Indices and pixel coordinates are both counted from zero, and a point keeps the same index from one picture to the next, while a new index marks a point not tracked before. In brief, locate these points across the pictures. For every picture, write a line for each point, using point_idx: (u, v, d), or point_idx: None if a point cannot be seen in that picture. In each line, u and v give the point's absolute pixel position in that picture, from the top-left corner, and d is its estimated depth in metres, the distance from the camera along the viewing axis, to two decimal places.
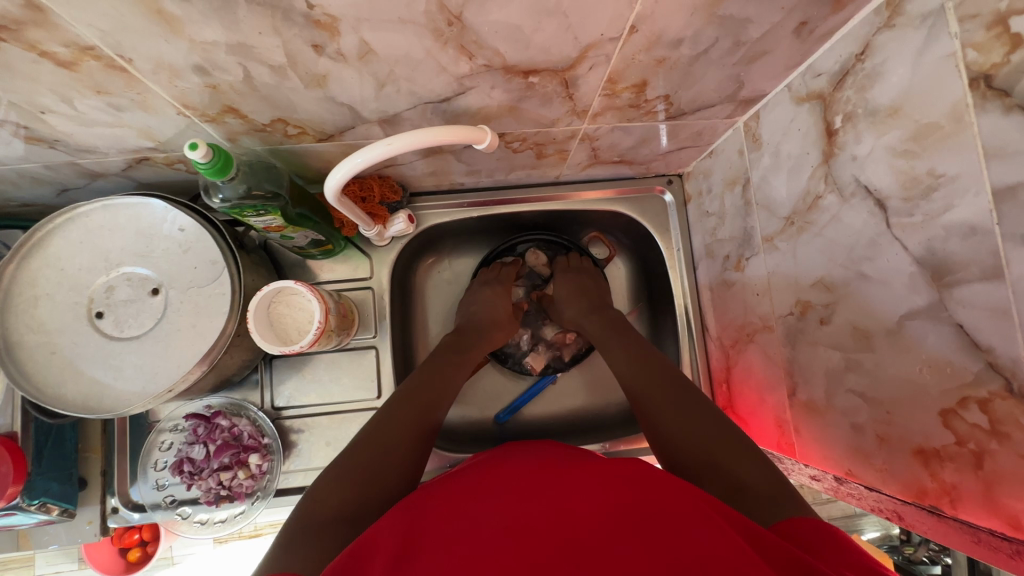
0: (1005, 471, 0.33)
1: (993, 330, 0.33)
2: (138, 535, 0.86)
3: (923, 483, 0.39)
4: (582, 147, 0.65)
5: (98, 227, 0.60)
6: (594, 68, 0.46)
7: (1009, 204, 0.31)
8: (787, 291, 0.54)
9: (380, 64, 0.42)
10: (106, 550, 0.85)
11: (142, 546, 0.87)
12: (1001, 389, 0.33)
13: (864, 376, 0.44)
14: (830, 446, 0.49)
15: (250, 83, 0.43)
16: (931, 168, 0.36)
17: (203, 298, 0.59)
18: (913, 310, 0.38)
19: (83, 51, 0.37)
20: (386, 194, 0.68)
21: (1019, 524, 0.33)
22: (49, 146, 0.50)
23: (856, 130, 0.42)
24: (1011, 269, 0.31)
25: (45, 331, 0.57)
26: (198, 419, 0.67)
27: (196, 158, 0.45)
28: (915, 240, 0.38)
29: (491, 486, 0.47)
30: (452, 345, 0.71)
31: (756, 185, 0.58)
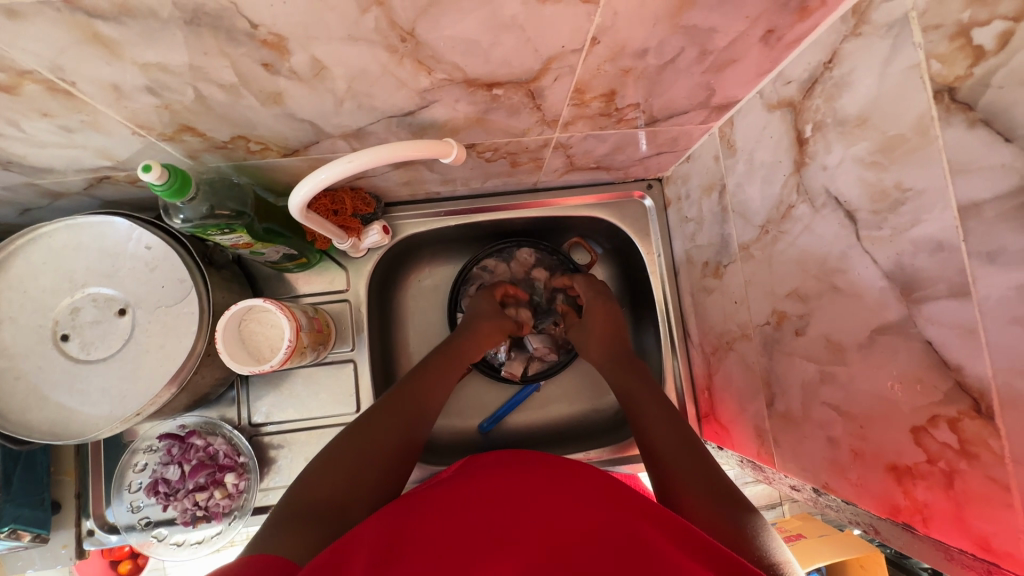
0: (975, 492, 0.32)
1: (961, 348, 0.32)
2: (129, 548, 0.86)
3: (896, 500, 0.39)
4: (557, 155, 0.64)
5: (62, 247, 0.58)
6: (558, 79, 0.45)
7: (974, 221, 0.30)
8: (764, 300, 0.53)
9: (336, 80, 0.41)
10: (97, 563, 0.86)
11: (132, 559, 0.87)
12: (969, 408, 0.32)
13: (838, 389, 0.43)
14: (807, 458, 0.49)
15: (203, 102, 0.42)
16: (899, 181, 0.35)
17: (173, 319, 0.58)
18: (884, 325, 0.38)
19: (22, 75, 0.36)
20: (359, 206, 0.66)
21: (990, 546, 0.32)
22: (4, 168, 0.49)
23: (825, 141, 0.41)
24: (977, 288, 0.30)
25: (10, 356, 0.56)
26: (172, 439, 0.66)
27: (151, 180, 0.44)
28: (885, 254, 0.37)
29: (478, 498, 0.46)
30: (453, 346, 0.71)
31: (732, 192, 0.57)
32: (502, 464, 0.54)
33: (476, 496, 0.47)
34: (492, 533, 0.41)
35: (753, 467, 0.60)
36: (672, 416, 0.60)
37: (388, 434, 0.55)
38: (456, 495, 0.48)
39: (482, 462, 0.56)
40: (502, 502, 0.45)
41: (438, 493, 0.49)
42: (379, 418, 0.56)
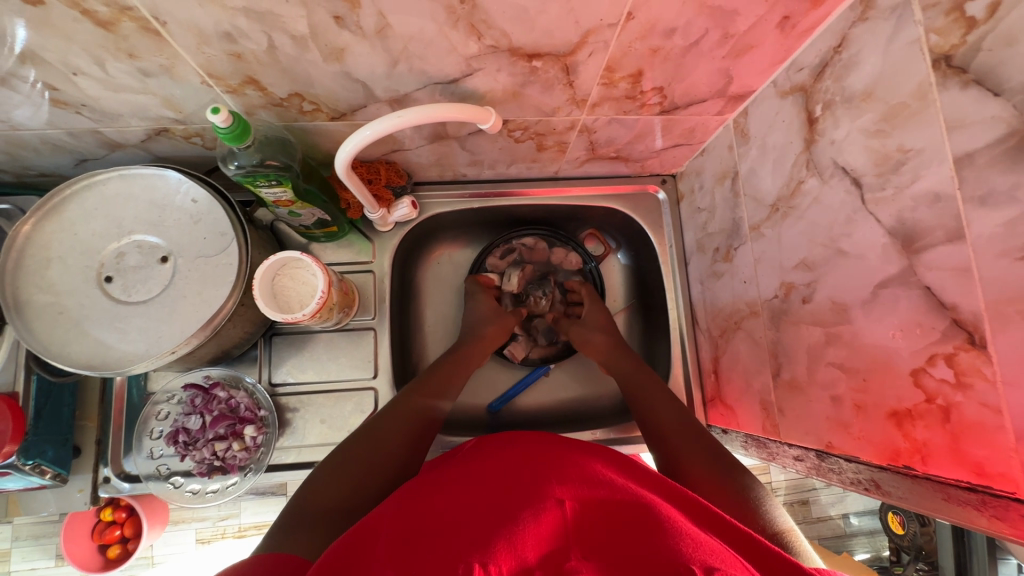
0: (971, 421, 0.35)
1: (956, 288, 0.35)
2: (119, 532, 0.95)
3: (897, 444, 0.41)
4: (581, 139, 0.68)
5: (113, 196, 0.62)
6: (593, 54, 0.49)
7: (968, 170, 0.34)
8: (772, 275, 0.57)
9: (394, 40, 0.45)
10: (86, 546, 0.93)
11: (121, 544, 0.95)
12: (964, 342, 0.35)
13: (842, 348, 0.46)
14: (811, 422, 0.51)
15: (273, 54, 0.46)
16: (901, 144, 0.39)
17: (211, 267, 0.61)
18: (886, 278, 0.41)
19: (122, 10, 0.40)
20: (393, 179, 0.70)
21: (983, 472, 0.34)
22: (75, 110, 0.53)
23: (834, 117, 0.46)
24: (971, 229, 0.34)
25: (55, 292, 0.59)
26: (196, 389, 0.68)
27: (217, 123, 0.48)
28: (887, 213, 0.41)
29: (484, 477, 0.49)
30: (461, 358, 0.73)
31: (744, 177, 0.61)
32: (498, 448, 0.56)
33: (480, 480, 0.48)
34: (497, 505, 0.43)
35: (758, 445, 0.63)
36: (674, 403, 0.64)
37: (387, 445, 0.56)
38: (460, 477, 0.49)
39: (485, 444, 0.58)
40: (512, 482, 0.46)
41: (444, 477, 0.50)
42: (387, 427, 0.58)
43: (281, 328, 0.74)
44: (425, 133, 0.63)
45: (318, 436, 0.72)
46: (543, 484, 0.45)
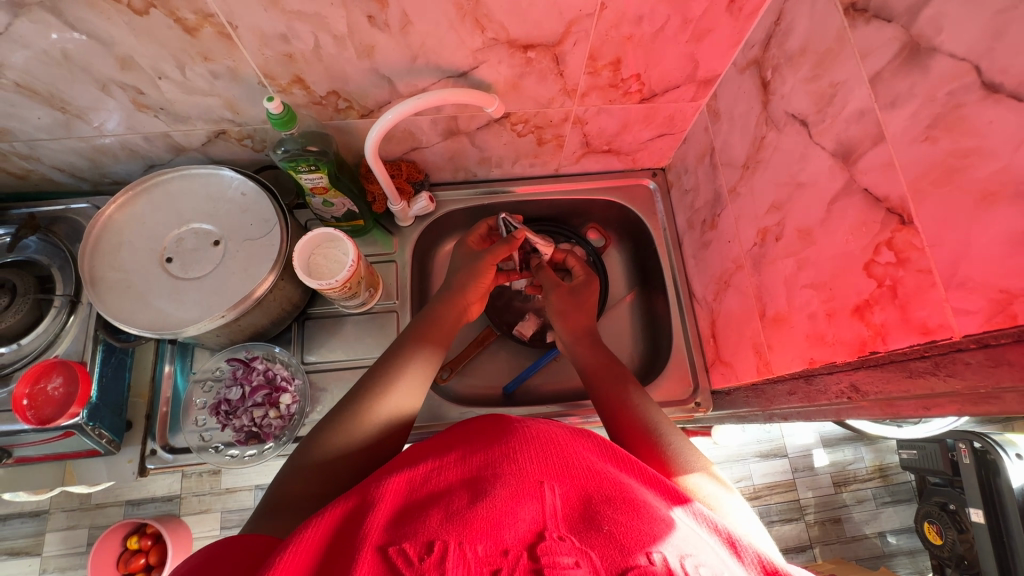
0: (913, 288, 0.40)
1: (885, 181, 0.42)
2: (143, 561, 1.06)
3: (862, 336, 0.46)
4: (575, 132, 0.78)
5: (176, 192, 0.73)
6: (577, 44, 0.60)
7: (879, 84, 0.42)
8: (750, 226, 0.64)
9: (415, 36, 0.56)
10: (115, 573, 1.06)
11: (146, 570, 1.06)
12: (897, 223, 0.41)
13: (811, 267, 0.52)
14: (795, 347, 0.56)
15: (317, 53, 0.57)
16: (831, 81, 0.47)
17: (255, 248, 0.70)
18: (835, 194, 0.48)
19: (205, 17, 0.51)
20: (413, 175, 0.81)
21: (929, 330, 0.39)
22: (153, 114, 0.65)
23: (781, 76, 0.54)
24: (888, 130, 0.41)
25: (124, 270, 0.68)
26: (238, 363, 0.75)
27: (270, 110, 0.58)
28: (829, 139, 0.48)
29: (464, 459, 0.52)
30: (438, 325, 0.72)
31: (720, 150, 0.70)
32: (473, 430, 0.58)
33: (459, 464, 0.51)
34: (473, 485, 0.46)
35: (757, 393, 0.67)
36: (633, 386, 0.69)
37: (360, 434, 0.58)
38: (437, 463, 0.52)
39: (469, 424, 0.62)
40: (486, 465, 0.49)
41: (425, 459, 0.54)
42: (362, 398, 0.61)
43: (313, 313, 0.81)
44: (439, 128, 0.73)
45: None
46: (518, 463, 0.48)
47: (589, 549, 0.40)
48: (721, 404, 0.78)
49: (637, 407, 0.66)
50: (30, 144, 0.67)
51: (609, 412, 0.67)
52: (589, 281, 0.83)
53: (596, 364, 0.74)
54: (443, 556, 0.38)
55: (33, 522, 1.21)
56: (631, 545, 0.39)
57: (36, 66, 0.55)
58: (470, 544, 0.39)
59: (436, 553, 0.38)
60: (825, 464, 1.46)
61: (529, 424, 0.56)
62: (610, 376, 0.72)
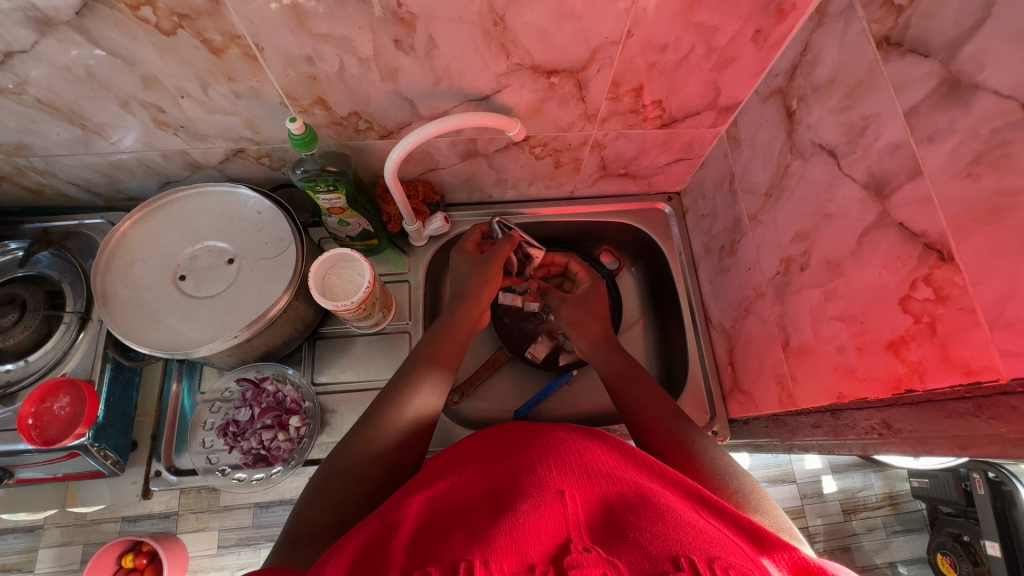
0: (954, 327, 0.39)
1: (923, 216, 0.41)
2: None
3: (897, 372, 0.45)
4: (593, 156, 0.78)
5: (191, 209, 0.72)
6: (601, 70, 0.60)
7: (916, 119, 0.41)
8: (773, 254, 0.63)
9: (440, 59, 0.56)
10: None
11: None
12: (936, 260, 0.40)
13: (840, 299, 0.51)
14: (822, 380, 0.55)
15: (341, 75, 0.57)
16: (862, 113, 0.47)
17: (269, 267, 0.69)
18: (867, 226, 0.47)
19: (232, 39, 0.51)
20: (429, 195, 0.80)
21: (972, 370, 0.38)
22: (173, 131, 0.64)
23: (808, 106, 0.54)
24: (926, 165, 0.40)
25: (137, 287, 0.67)
26: (248, 383, 0.74)
27: (292, 130, 0.58)
28: (860, 171, 0.48)
29: (482, 481, 0.50)
30: (449, 334, 0.71)
31: (740, 176, 0.69)
32: (491, 449, 0.58)
33: (480, 484, 0.50)
34: (493, 506, 0.44)
35: (779, 425, 0.66)
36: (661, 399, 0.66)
37: (371, 451, 0.56)
38: (456, 488, 0.51)
39: (484, 443, 0.61)
40: (506, 483, 0.48)
41: (442, 482, 0.52)
42: (376, 415, 0.60)
43: (324, 332, 0.80)
44: (458, 150, 0.73)
45: None
46: (537, 478, 0.47)
47: (616, 558, 0.37)
48: (739, 433, 0.77)
49: (665, 420, 0.64)
50: (47, 159, 0.66)
51: (633, 426, 0.65)
52: (595, 286, 0.84)
53: (613, 374, 0.72)
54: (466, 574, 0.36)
55: (26, 538, 1.18)
56: (659, 550, 0.37)
57: (60, 83, 0.55)
58: (494, 561, 0.37)
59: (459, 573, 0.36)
60: (834, 491, 1.42)
61: (546, 436, 0.56)
62: (630, 386, 0.69)
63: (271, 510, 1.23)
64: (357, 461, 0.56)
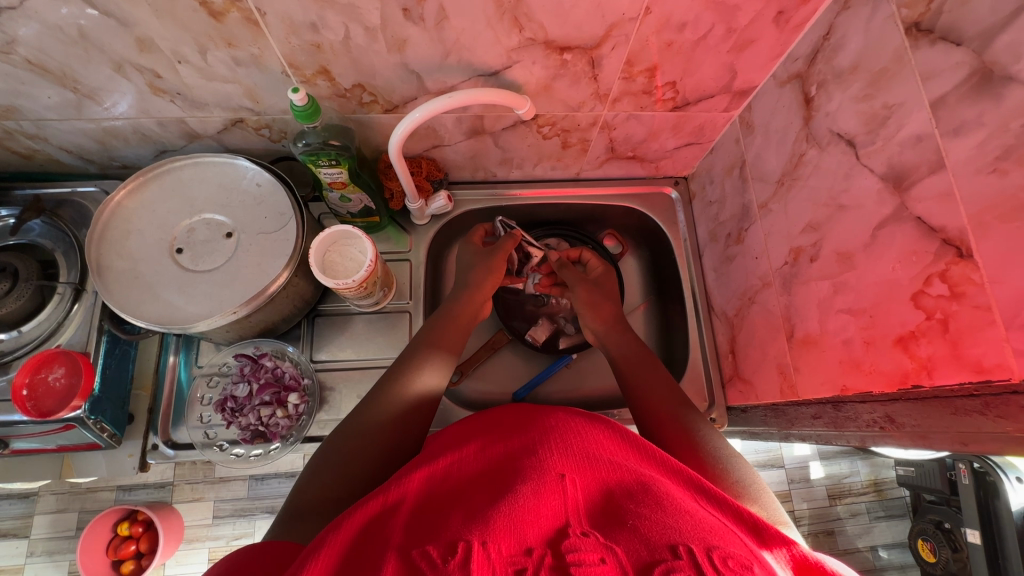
0: (966, 324, 0.39)
1: (942, 211, 0.40)
2: (134, 548, 1.04)
3: (904, 368, 0.45)
4: (601, 137, 0.76)
5: (188, 181, 0.70)
6: (615, 48, 0.58)
7: (942, 110, 0.40)
8: (781, 244, 0.62)
9: (449, 31, 0.54)
10: (101, 560, 1.03)
11: (135, 559, 1.04)
12: (954, 256, 0.40)
13: (849, 292, 0.51)
14: (826, 372, 0.55)
15: (346, 44, 0.55)
16: (885, 102, 0.45)
17: (269, 242, 0.68)
18: (882, 219, 0.46)
19: (233, 2, 0.49)
20: (433, 173, 0.78)
21: (982, 369, 0.38)
22: (170, 99, 0.62)
23: (828, 92, 0.53)
24: (949, 158, 0.39)
25: (132, 259, 0.66)
26: (246, 359, 0.73)
27: (294, 101, 0.56)
28: (879, 163, 0.46)
29: (483, 462, 0.50)
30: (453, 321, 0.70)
31: (752, 163, 0.68)
32: (491, 430, 0.58)
33: (479, 464, 0.50)
34: (494, 486, 0.45)
35: (778, 414, 0.66)
36: (666, 381, 0.67)
37: (375, 428, 0.56)
38: (457, 466, 0.51)
39: (483, 423, 0.61)
40: (507, 464, 0.48)
41: (442, 460, 0.52)
42: (380, 395, 0.60)
43: (323, 309, 0.79)
44: (464, 126, 0.71)
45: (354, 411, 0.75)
46: (538, 459, 0.47)
47: (615, 545, 0.38)
48: (736, 421, 0.77)
49: (669, 407, 0.64)
50: (38, 124, 0.64)
51: (638, 410, 0.65)
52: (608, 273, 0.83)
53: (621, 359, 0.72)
54: (468, 557, 0.36)
55: (21, 504, 1.18)
56: (657, 538, 0.38)
57: (50, 44, 0.52)
58: (495, 544, 0.37)
59: (460, 554, 0.36)
60: (821, 476, 1.45)
61: (547, 419, 0.56)
62: (639, 369, 0.69)
63: (266, 482, 1.23)
64: (360, 436, 0.56)
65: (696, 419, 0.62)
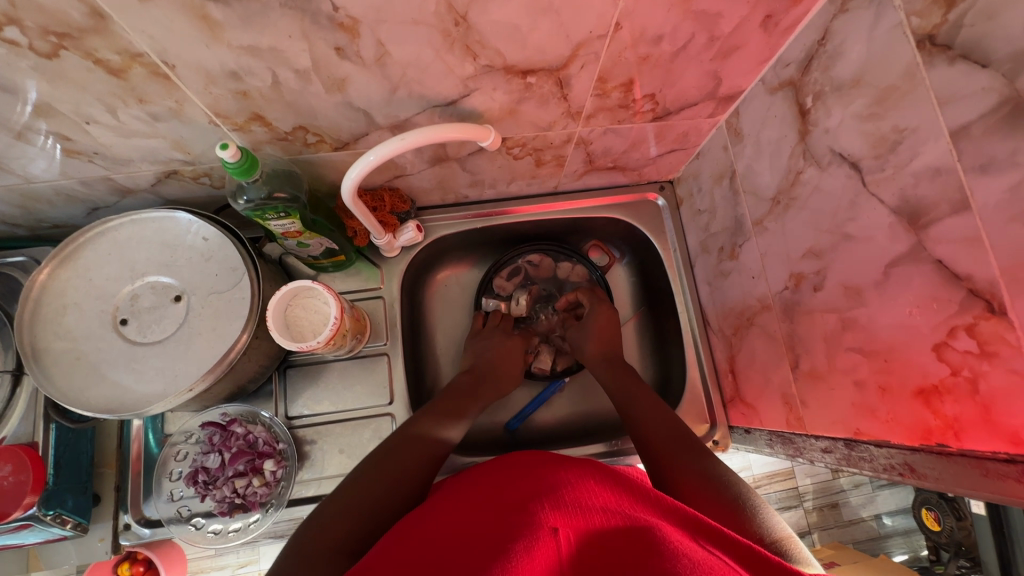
0: (1000, 389, 0.34)
1: (968, 258, 0.35)
2: None
3: (927, 423, 0.41)
4: (578, 152, 0.69)
5: (125, 241, 0.63)
6: (584, 67, 0.51)
7: (965, 142, 0.34)
8: (781, 267, 0.57)
9: (393, 66, 0.47)
10: None
11: None
12: (983, 311, 0.35)
13: (860, 331, 0.46)
14: (837, 411, 0.51)
15: (277, 89, 0.48)
16: (894, 125, 0.40)
17: (222, 304, 0.62)
18: (896, 257, 0.41)
19: (133, 57, 0.42)
20: (398, 204, 0.72)
21: (1020, 439, 0.34)
22: (87, 159, 0.55)
23: (826, 107, 0.47)
24: (976, 199, 0.34)
25: (72, 338, 0.59)
26: (214, 427, 0.67)
27: (225, 158, 0.49)
28: (890, 193, 0.41)
29: (472, 523, 0.46)
30: (468, 388, 0.72)
31: (743, 175, 0.62)
32: (480, 489, 0.54)
33: (468, 526, 0.46)
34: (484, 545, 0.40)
35: (785, 442, 0.62)
36: (660, 407, 0.65)
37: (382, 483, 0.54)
38: (445, 526, 0.46)
39: (473, 480, 0.57)
40: (498, 524, 0.43)
41: (430, 522, 0.48)
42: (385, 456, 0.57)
43: (294, 360, 0.74)
44: (425, 155, 0.64)
45: (337, 467, 0.71)
46: (530, 515, 0.43)
47: None
48: (740, 440, 0.73)
49: (665, 432, 0.61)
50: None
51: (636, 439, 0.63)
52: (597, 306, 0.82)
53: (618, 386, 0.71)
54: None
55: None
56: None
57: None
58: None
59: None
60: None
61: (539, 474, 0.53)
62: (638, 395, 0.68)
63: None
64: (346, 498, 0.52)
65: (697, 444, 0.59)
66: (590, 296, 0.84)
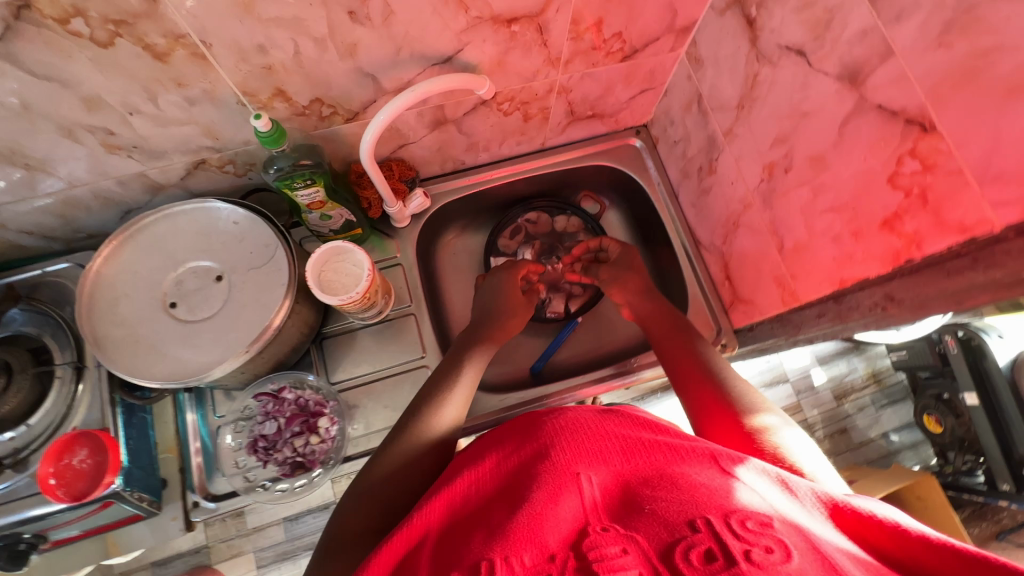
0: (943, 191, 0.42)
1: (900, 95, 0.43)
2: None
3: (895, 247, 0.48)
4: (560, 101, 0.77)
5: (163, 234, 0.68)
6: (559, 10, 0.59)
7: (880, 2, 0.43)
8: (754, 164, 0.65)
9: (398, 26, 0.54)
10: None
11: None
12: (919, 133, 0.43)
13: (829, 191, 0.54)
14: (823, 271, 0.58)
15: (298, 60, 0.55)
16: (825, 8, 0.48)
17: (261, 276, 0.67)
18: (846, 117, 0.49)
19: (177, 39, 0.48)
20: (405, 172, 0.78)
21: (966, 227, 0.41)
22: (126, 154, 0.60)
23: (768, 11, 0.55)
24: (896, 45, 0.42)
25: (129, 324, 0.64)
26: (267, 396, 0.72)
27: (259, 127, 0.56)
28: (832, 65, 0.49)
29: (492, 466, 0.47)
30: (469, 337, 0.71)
31: (708, 95, 0.70)
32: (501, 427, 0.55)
33: (487, 468, 0.47)
34: (507, 495, 0.42)
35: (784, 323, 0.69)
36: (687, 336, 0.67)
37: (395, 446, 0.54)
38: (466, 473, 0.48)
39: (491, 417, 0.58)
40: (517, 468, 0.45)
41: (451, 471, 0.49)
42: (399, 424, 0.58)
43: (328, 331, 0.79)
44: (426, 118, 0.71)
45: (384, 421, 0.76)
46: (548, 454, 0.44)
47: (635, 534, 0.35)
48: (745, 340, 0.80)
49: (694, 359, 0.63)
50: None
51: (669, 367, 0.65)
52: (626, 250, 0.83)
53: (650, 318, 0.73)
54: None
55: None
56: (675, 516, 0.35)
57: None
58: (516, 556, 0.34)
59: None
60: (824, 382, 1.42)
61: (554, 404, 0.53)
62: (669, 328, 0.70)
63: (301, 520, 1.11)
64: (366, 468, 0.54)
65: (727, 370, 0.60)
66: (619, 245, 0.85)
